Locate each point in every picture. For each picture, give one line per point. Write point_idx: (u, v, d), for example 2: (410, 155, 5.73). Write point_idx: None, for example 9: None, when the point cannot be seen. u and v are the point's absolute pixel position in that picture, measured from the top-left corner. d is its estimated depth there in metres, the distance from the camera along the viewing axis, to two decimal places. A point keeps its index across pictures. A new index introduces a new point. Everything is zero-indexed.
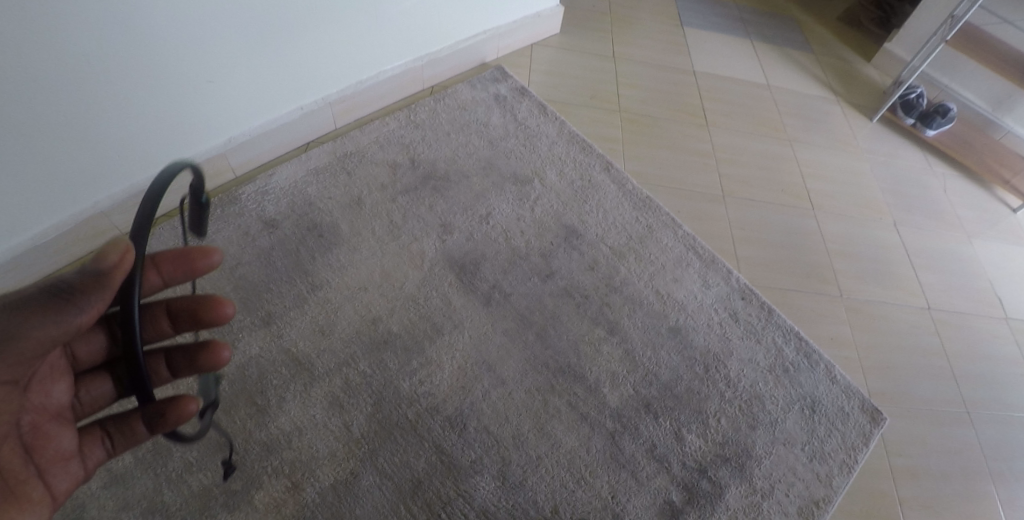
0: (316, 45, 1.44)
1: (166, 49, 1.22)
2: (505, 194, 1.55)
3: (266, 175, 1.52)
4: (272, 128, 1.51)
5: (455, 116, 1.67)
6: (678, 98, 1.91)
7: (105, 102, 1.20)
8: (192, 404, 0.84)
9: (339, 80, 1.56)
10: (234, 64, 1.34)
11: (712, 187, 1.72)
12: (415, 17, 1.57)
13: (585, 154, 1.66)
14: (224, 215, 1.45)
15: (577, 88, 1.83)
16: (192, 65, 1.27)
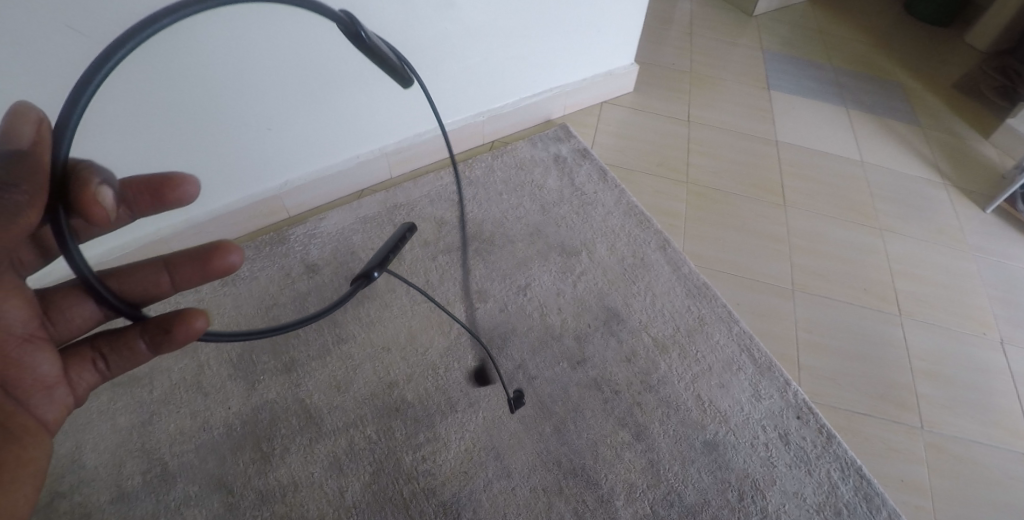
0: (370, 98, 1.45)
1: (233, 99, 1.27)
2: (548, 264, 1.48)
3: (317, 219, 1.55)
4: (327, 175, 1.53)
5: (511, 175, 1.63)
6: (754, 171, 1.69)
7: (174, 145, 1.27)
8: (198, 317, 0.77)
9: (396, 132, 1.57)
10: (292, 112, 1.37)
11: (780, 278, 1.51)
12: (476, 73, 1.56)
13: (642, 229, 1.54)
14: (271, 254, 1.48)
15: (645, 154, 1.71)
16: (255, 113, 1.31)
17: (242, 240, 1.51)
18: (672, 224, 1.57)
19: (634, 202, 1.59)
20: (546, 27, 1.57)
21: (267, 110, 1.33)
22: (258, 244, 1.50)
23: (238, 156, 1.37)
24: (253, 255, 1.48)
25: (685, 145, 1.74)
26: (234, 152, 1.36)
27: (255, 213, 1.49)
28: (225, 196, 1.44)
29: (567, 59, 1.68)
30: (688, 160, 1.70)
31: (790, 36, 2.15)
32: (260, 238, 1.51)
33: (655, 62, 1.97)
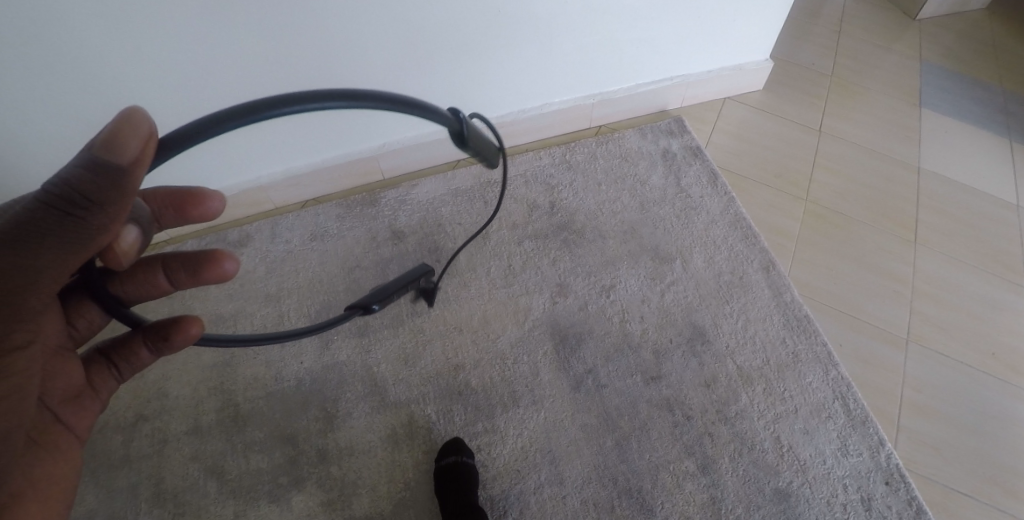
0: (478, 72, 1.39)
1: (344, 70, 1.26)
2: (637, 267, 1.39)
3: (410, 184, 1.54)
4: (424, 142, 1.52)
5: (613, 166, 1.54)
6: (886, 198, 1.52)
7: (281, 100, 1.29)
8: (192, 329, 0.81)
9: (501, 106, 1.51)
10: (395, 84, 1.33)
11: (895, 325, 1.35)
12: (595, 54, 1.47)
13: (746, 245, 1.42)
14: (361, 214, 1.50)
15: (764, 161, 1.57)
16: (363, 82, 1.31)
17: (335, 196, 1.55)
18: (781, 244, 1.43)
19: (743, 214, 1.46)
20: (680, 16, 1.44)
21: (370, 80, 1.30)
22: (349, 202, 1.53)
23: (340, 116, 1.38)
24: (343, 213, 1.51)
25: (812, 158, 1.58)
26: (336, 112, 1.37)
27: (350, 170, 1.51)
28: (324, 150, 1.46)
29: (697, 49, 1.55)
30: (812, 175, 1.55)
31: (958, 46, 1.87)
32: (353, 196, 1.54)
33: (794, 58, 1.79)
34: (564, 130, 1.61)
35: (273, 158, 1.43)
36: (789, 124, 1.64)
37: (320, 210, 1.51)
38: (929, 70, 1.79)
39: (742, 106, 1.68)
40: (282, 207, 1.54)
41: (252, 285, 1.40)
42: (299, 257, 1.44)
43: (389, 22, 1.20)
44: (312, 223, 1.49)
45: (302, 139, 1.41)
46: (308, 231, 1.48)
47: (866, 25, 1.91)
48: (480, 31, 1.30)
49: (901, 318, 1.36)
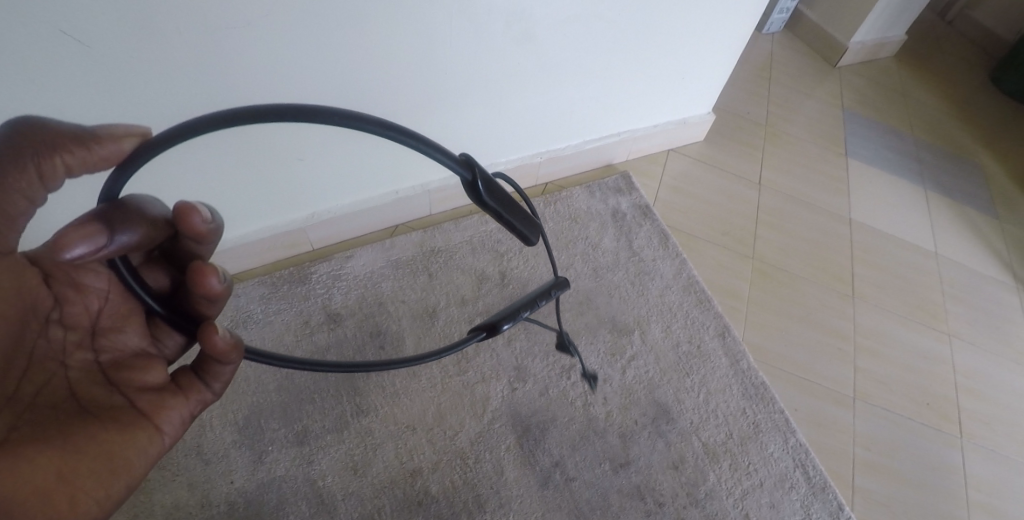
0: (422, 132, 1.30)
1: (263, 131, 1.12)
2: (596, 342, 1.34)
3: (345, 256, 1.39)
4: (359, 210, 1.37)
5: (563, 228, 1.48)
6: (822, 252, 1.57)
7: (187, 170, 1.12)
8: (218, 332, 0.68)
9: (444, 169, 1.41)
10: (325, 145, 1.21)
11: (842, 383, 1.36)
12: (544, 111, 1.42)
13: (701, 310, 1.40)
14: (289, 294, 1.33)
15: (710, 218, 1.57)
16: (286, 144, 1.16)
17: (258, 273, 1.37)
18: (733, 307, 1.43)
19: (695, 277, 1.45)
20: (627, 72, 1.44)
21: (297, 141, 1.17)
22: (275, 279, 1.35)
23: (261, 186, 1.22)
24: (268, 295, 1.33)
25: (754, 214, 1.60)
26: (257, 181, 1.21)
27: (276, 245, 1.34)
28: (242, 225, 1.28)
29: (641, 105, 1.55)
30: (755, 231, 1.57)
31: (874, 96, 2.03)
32: (278, 272, 1.36)
33: (727, 110, 1.83)
34: (510, 190, 1.52)
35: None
36: (732, 176, 1.67)
37: (241, 291, 1.32)
38: (852, 119, 1.92)
39: (685, 158, 1.69)
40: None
41: None
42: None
43: (323, 79, 1.10)
44: (232, 307, 1.30)
45: (219, 216, 1.23)
46: (230, 317, 1.29)
47: (789, 75, 2.01)
48: (422, 86, 1.22)
49: (845, 377, 1.37)
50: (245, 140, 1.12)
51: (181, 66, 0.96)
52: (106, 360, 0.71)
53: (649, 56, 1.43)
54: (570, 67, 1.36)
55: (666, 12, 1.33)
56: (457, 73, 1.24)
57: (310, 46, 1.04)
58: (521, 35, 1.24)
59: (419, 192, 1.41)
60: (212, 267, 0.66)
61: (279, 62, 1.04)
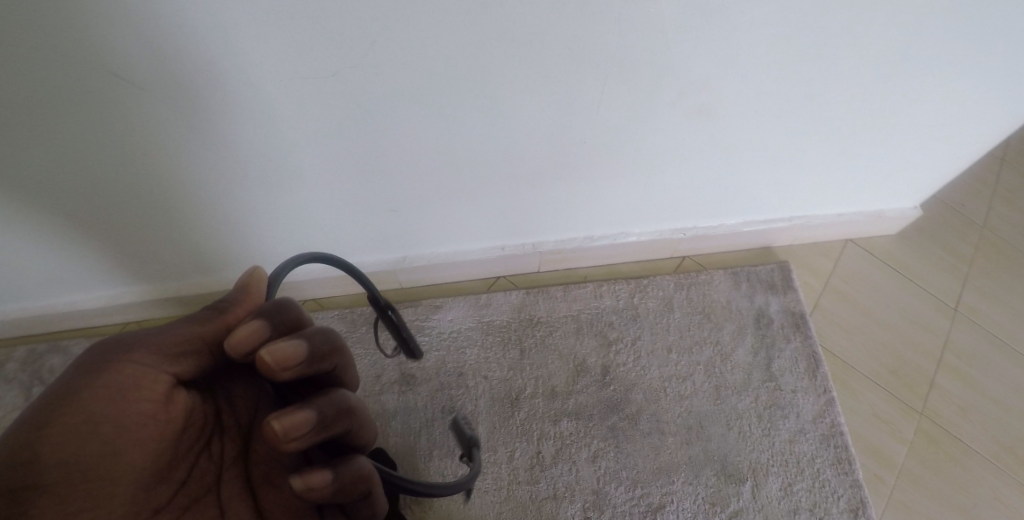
0: (542, 199, 1.08)
1: (347, 177, 0.97)
2: (696, 483, 1.13)
3: (434, 305, 1.24)
4: (459, 259, 1.21)
5: (692, 322, 1.24)
6: (1017, 424, 1.18)
7: (269, 203, 1.01)
8: (316, 472, 0.58)
9: (562, 230, 1.19)
10: (427, 203, 1.05)
11: None
12: (707, 192, 1.12)
13: (836, 473, 1.13)
14: (366, 339, 1.21)
15: (880, 345, 1.23)
16: (378, 194, 1.01)
17: (341, 304, 1.27)
18: (878, 476, 1.14)
19: (841, 426, 1.16)
20: (810, 157, 1.06)
21: (398, 195, 1.03)
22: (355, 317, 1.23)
23: (349, 225, 1.08)
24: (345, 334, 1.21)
25: (936, 350, 1.22)
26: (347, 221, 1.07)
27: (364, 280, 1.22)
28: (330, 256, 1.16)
29: (836, 197, 1.19)
30: (933, 377, 1.21)
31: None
32: (359, 308, 1.24)
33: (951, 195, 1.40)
34: (636, 260, 1.30)
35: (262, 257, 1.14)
36: (913, 289, 1.28)
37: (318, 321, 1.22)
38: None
39: (865, 259, 1.30)
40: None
41: None
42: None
43: (429, 138, 0.91)
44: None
45: (303, 244, 1.12)
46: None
47: None
48: (544, 156, 0.98)
49: None
50: (339, 193, 1.00)
51: (266, 121, 0.85)
52: (257, 473, 0.66)
53: (835, 153, 1.06)
54: (745, 151, 1.02)
55: (886, 106, 0.97)
56: (581, 148, 0.97)
57: (398, 111, 0.86)
58: (695, 108, 0.91)
59: (530, 249, 1.22)
60: (313, 405, 0.59)
61: (364, 124, 0.87)
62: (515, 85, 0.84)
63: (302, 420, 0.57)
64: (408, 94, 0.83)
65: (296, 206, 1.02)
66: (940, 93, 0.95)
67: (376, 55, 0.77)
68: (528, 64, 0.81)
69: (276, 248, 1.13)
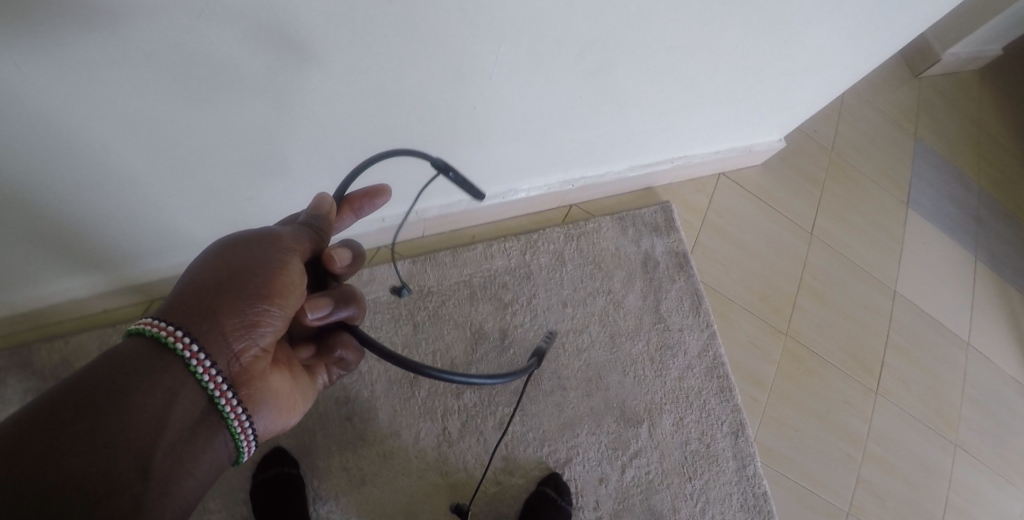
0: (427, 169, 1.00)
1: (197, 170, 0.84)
2: (600, 431, 1.16)
3: None
4: (336, 236, 1.09)
5: (584, 273, 1.23)
6: (859, 335, 1.37)
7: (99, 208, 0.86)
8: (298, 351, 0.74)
9: (448, 195, 1.10)
10: (280, 199, 0.96)
11: (838, 491, 1.26)
12: (596, 144, 1.09)
13: (719, 401, 1.22)
14: None
15: (750, 275, 1.33)
16: (239, 187, 0.90)
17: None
18: (753, 398, 1.26)
19: (722, 358, 1.25)
20: (691, 111, 1.08)
21: (250, 197, 0.94)
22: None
23: (207, 220, 0.96)
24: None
25: (800, 274, 1.36)
26: (203, 215, 0.95)
27: None
28: (176, 254, 1.04)
29: (713, 135, 1.21)
30: (796, 299, 1.35)
31: (954, 130, 1.68)
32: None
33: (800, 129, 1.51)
34: (523, 215, 1.26)
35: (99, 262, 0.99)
36: (784, 219, 1.40)
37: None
38: (924, 156, 1.60)
39: (735, 191, 1.39)
40: (115, 311, 1.13)
41: None
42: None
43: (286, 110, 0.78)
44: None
45: (151, 243, 0.98)
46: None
47: (878, 84, 1.66)
48: (430, 131, 0.90)
49: (847, 487, 1.26)
50: (177, 203, 0.90)
51: (108, 131, 0.73)
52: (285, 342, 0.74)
53: (711, 109, 1.10)
54: (637, 110, 1.01)
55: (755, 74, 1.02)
56: (469, 117, 0.90)
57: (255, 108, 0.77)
58: (590, 71, 0.89)
59: (412, 219, 1.11)
60: (329, 297, 0.64)
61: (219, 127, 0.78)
62: (388, 48, 0.73)
63: (320, 302, 0.63)
64: (251, 84, 0.73)
65: (136, 207, 0.89)
66: (810, 46, 0.99)
67: (234, 48, 0.67)
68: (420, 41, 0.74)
69: (119, 258, 1.00)
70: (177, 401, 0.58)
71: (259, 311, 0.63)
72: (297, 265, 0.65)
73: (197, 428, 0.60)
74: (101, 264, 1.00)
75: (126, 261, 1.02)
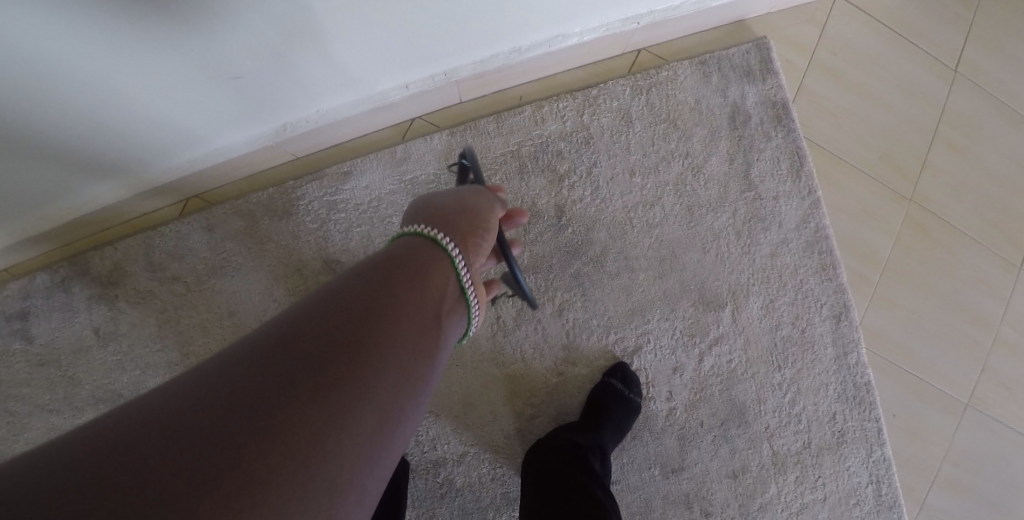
0: (449, 16, 0.83)
1: (178, 36, 0.71)
2: (674, 317, 1.02)
3: (341, 172, 1.02)
4: (364, 109, 0.96)
5: (656, 135, 1.03)
6: (1006, 198, 1.10)
7: (86, 98, 0.76)
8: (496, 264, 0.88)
9: (484, 48, 0.93)
10: (262, 57, 0.79)
11: (958, 380, 1.08)
12: None
13: (820, 282, 1.04)
14: (271, 231, 1.02)
15: (867, 127, 1.08)
16: (231, 55, 0.76)
17: (230, 195, 1.03)
18: (862, 276, 1.07)
19: (827, 229, 1.04)
20: None
21: (227, 58, 0.77)
22: (251, 208, 1.02)
23: (212, 105, 0.84)
24: (245, 234, 1.02)
25: (933, 123, 1.09)
26: (207, 100, 0.83)
27: (247, 158, 0.98)
28: (182, 151, 0.92)
29: None
30: (926, 155, 1.09)
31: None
32: (253, 196, 1.02)
33: None
34: (580, 70, 1.05)
35: (117, 166, 0.90)
36: (918, 52, 1.10)
37: (214, 221, 1.01)
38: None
39: (856, 18, 1.09)
40: (154, 216, 1.02)
41: (146, 352, 1.00)
42: (202, 308, 1.01)
43: None
44: (206, 248, 1.01)
45: (163, 141, 0.88)
46: (204, 262, 1.01)
47: None
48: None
49: (969, 376, 1.08)
50: (139, 73, 0.75)
51: None
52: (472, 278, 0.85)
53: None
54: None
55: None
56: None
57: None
58: None
59: (441, 81, 0.96)
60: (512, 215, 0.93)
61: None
62: None
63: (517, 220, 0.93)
64: None
65: (128, 94, 0.77)
66: None
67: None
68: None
69: (124, 159, 0.89)
70: (427, 283, 0.66)
71: (474, 233, 0.75)
72: (490, 202, 0.81)
73: (448, 302, 0.68)
74: (106, 168, 0.89)
75: (131, 162, 0.90)
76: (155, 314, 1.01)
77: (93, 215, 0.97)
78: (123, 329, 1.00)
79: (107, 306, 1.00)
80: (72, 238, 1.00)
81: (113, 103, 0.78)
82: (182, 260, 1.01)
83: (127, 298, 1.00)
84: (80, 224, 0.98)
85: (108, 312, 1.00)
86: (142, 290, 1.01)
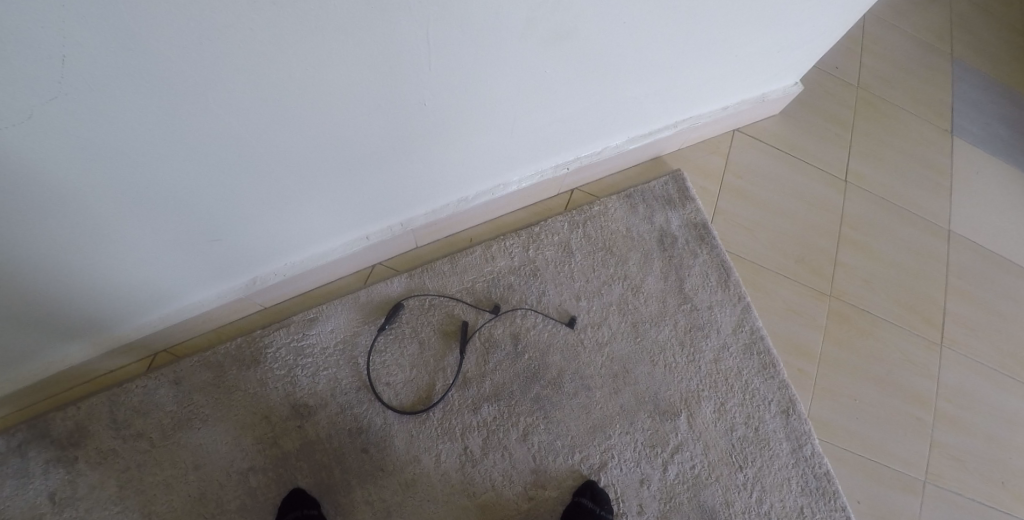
0: (401, 175, 0.93)
1: (181, 209, 0.79)
2: (634, 429, 1.06)
3: (307, 319, 1.07)
4: (329, 259, 1.04)
5: (596, 261, 1.15)
6: (913, 283, 1.24)
7: (85, 266, 0.81)
8: None
9: (435, 199, 1.05)
10: (242, 220, 0.86)
11: (912, 461, 1.12)
12: (586, 121, 1.03)
13: (763, 380, 1.11)
14: (239, 381, 1.03)
15: (779, 235, 1.23)
16: (226, 220, 0.84)
17: (198, 348, 1.06)
18: (802, 370, 1.15)
19: (760, 331, 1.14)
20: (682, 69, 1.01)
21: (221, 224, 0.84)
22: (219, 359, 1.04)
23: (199, 262, 0.90)
24: (212, 386, 1.03)
25: (836, 227, 1.25)
26: (196, 258, 0.89)
27: (217, 315, 1.03)
28: (161, 305, 0.97)
29: (713, 95, 1.14)
30: (834, 255, 1.23)
31: (993, 41, 1.54)
32: (221, 347, 1.05)
33: (815, 71, 1.39)
34: (523, 210, 1.19)
35: (95, 327, 0.94)
36: (810, 168, 1.29)
37: (181, 374, 1.03)
38: (965, 77, 1.47)
39: (753, 147, 1.29)
40: (121, 372, 1.04)
41: (106, 515, 0.95)
42: (167, 464, 0.98)
43: (272, 131, 0.74)
44: (173, 401, 1.01)
45: (146, 299, 0.93)
46: (171, 416, 1.01)
47: (898, 11, 1.51)
48: (387, 135, 0.83)
49: (921, 453, 1.13)
50: (124, 241, 0.80)
51: (45, 173, 0.66)
52: None
53: (707, 58, 1.00)
54: (624, 71, 0.94)
55: (743, 18, 0.93)
56: (425, 117, 0.83)
57: (171, 120, 0.67)
58: (554, 33, 0.80)
59: (398, 230, 1.06)
60: None
61: (131, 145, 0.67)
62: (361, 51, 0.69)
63: None
64: (239, 112, 0.69)
65: (127, 260, 0.83)
66: None
67: (135, 54, 0.59)
68: (345, 44, 0.67)
69: (105, 319, 0.93)
70: None
71: None
72: None
73: None
74: (86, 328, 0.93)
75: (108, 321, 0.94)
76: (117, 474, 0.97)
77: (57, 376, 0.97)
78: (81, 492, 0.96)
79: (65, 469, 0.97)
80: (28, 400, 0.99)
81: (110, 269, 0.83)
82: (147, 415, 1.00)
83: (87, 459, 0.97)
84: (43, 385, 0.97)
85: (66, 475, 0.96)
86: (104, 449, 0.98)
